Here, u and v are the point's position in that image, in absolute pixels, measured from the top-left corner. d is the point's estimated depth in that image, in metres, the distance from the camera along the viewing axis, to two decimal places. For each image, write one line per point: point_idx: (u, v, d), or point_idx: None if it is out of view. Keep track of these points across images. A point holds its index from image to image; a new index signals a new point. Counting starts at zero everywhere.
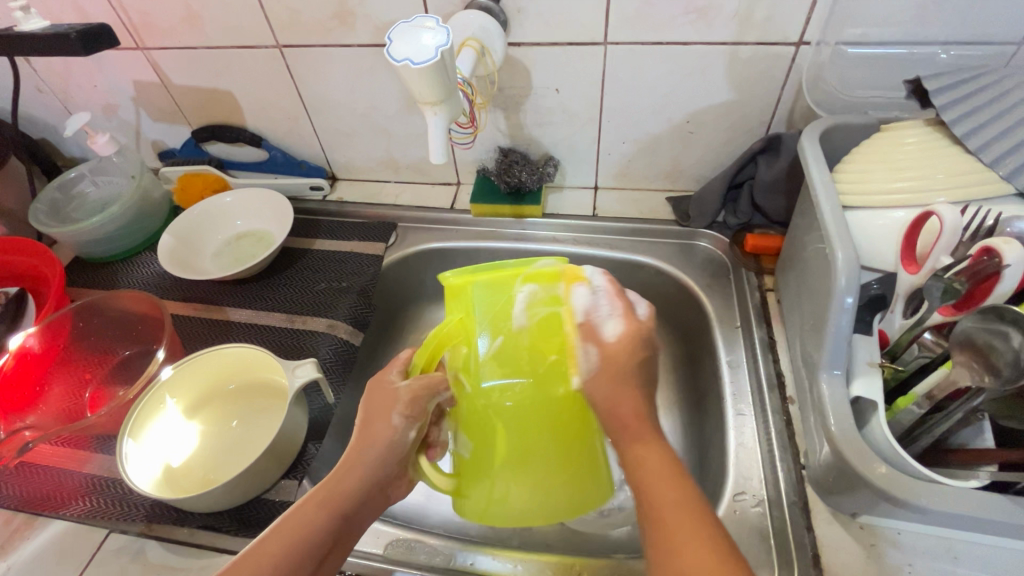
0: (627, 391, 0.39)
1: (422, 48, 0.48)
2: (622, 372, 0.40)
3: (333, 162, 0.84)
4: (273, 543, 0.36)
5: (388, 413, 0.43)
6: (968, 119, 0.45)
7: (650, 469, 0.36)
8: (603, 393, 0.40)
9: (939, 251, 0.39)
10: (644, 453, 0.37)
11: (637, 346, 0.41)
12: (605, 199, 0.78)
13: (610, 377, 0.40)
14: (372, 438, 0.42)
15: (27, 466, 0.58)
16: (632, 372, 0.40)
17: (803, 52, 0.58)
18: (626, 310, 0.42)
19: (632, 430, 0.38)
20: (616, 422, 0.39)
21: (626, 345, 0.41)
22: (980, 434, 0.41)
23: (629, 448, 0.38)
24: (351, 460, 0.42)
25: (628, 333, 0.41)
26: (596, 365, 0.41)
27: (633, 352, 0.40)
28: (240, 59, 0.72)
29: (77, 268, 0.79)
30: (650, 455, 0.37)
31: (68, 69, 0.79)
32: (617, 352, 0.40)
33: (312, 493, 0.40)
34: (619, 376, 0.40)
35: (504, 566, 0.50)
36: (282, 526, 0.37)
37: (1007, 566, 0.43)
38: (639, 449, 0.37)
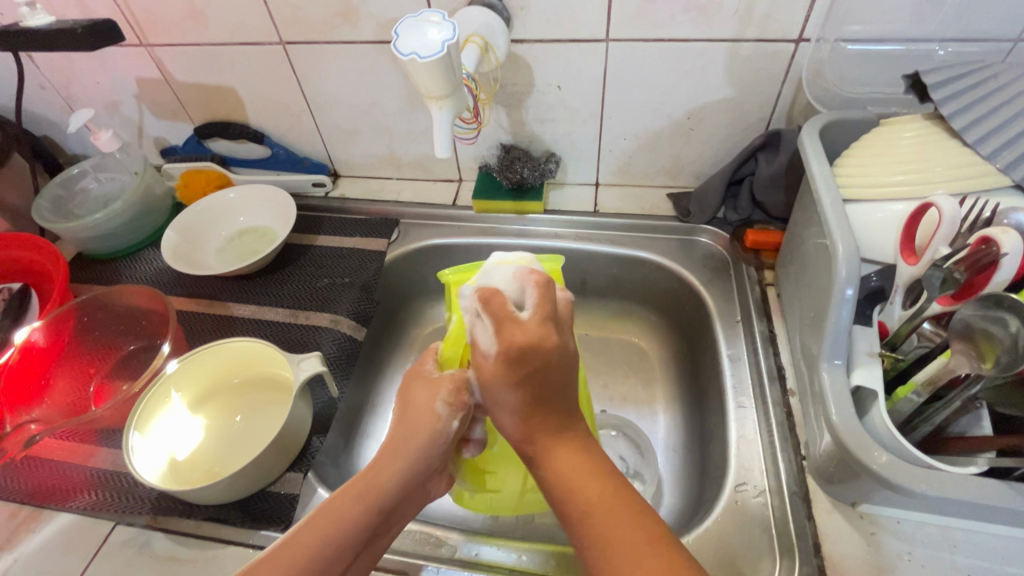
0: (526, 401, 0.37)
1: (427, 43, 0.49)
2: (531, 388, 0.37)
3: (335, 159, 0.85)
4: (313, 532, 0.36)
5: (431, 401, 0.42)
6: (966, 113, 0.46)
7: (572, 484, 0.36)
8: (504, 413, 0.38)
9: (937, 241, 0.40)
10: (566, 461, 0.36)
11: (515, 362, 0.36)
12: (606, 195, 0.78)
13: (501, 396, 0.38)
14: (413, 426, 0.42)
15: (32, 460, 0.58)
16: (526, 386, 0.37)
17: (802, 49, 0.59)
18: (506, 321, 0.37)
19: (544, 439, 0.37)
20: (527, 442, 0.38)
21: (507, 361, 0.37)
22: (978, 421, 0.41)
23: (544, 466, 0.37)
24: (392, 450, 0.41)
25: (504, 350, 0.36)
26: (485, 383, 0.38)
27: (517, 370, 0.37)
28: (243, 55, 0.72)
29: (80, 264, 0.79)
30: (566, 461, 0.37)
31: (71, 66, 0.79)
32: (497, 375, 0.37)
33: (354, 481, 0.39)
34: (521, 396, 0.37)
35: (509, 557, 0.51)
36: (323, 512, 0.37)
37: (1004, 553, 0.43)
38: (556, 462, 0.37)
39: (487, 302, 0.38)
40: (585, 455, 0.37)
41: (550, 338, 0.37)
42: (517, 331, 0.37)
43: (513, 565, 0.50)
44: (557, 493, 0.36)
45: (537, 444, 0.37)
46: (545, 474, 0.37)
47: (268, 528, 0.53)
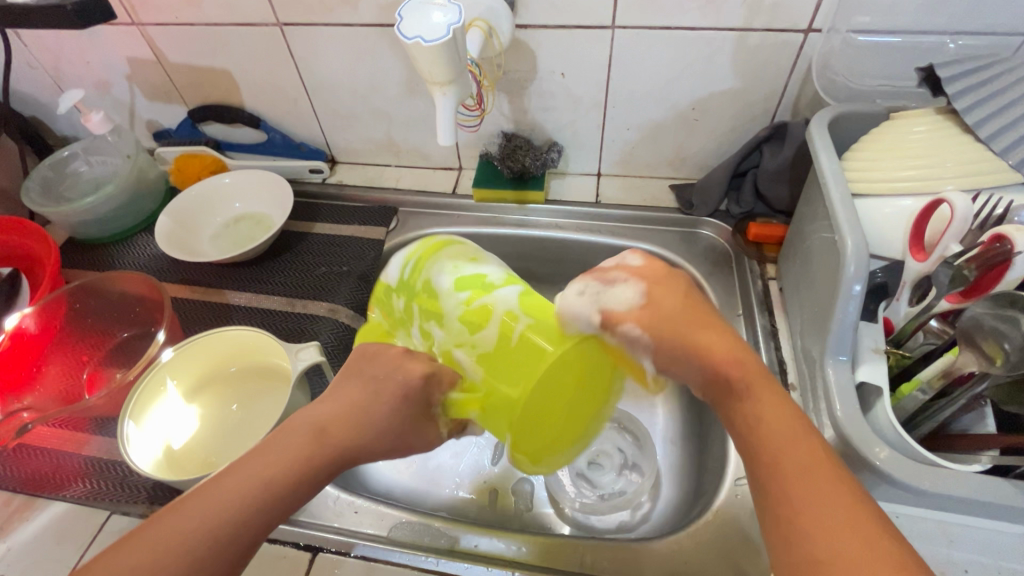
0: (695, 308, 0.41)
1: (432, 26, 0.48)
2: (667, 285, 0.42)
3: (333, 145, 0.83)
4: (242, 479, 0.34)
5: (382, 418, 0.40)
6: (979, 107, 0.46)
7: (784, 439, 0.33)
8: (673, 337, 0.40)
9: (949, 238, 0.39)
10: (765, 408, 0.35)
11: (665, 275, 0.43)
12: (607, 185, 0.77)
13: (650, 308, 0.41)
14: (358, 416, 0.39)
15: (25, 448, 0.58)
16: (690, 303, 0.42)
17: (812, 39, 0.57)
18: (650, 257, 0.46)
19: (740, 375, 0.37)
20: (736, 376, 0.37)
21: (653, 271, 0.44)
22: (982, 420, 0.41)
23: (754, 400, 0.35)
24: (335, 433, 0.38)
25: (651, 266, 0.44)
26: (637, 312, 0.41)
27: (664, 280, 0.43)
28: (238, 36, 0.70)
29: (72, 250, 0.78)
30: (772, 402, 0.35)
31: (60, 44, 0.77)
32: (654, 277, 0.43)
33: (294, 439, 0.37)
34: (689, 307, 0.41)
35: (508, 549, 0.51)
36: (257, 462, 0.35)
37: (1000, 548, 0.44)
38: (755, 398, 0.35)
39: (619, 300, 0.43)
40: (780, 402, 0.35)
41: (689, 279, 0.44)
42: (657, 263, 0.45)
43: (511, 556, 0.50)
44: (764, 436, 0.34)
45: (694, 347, 0.39)
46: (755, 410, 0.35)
47: None
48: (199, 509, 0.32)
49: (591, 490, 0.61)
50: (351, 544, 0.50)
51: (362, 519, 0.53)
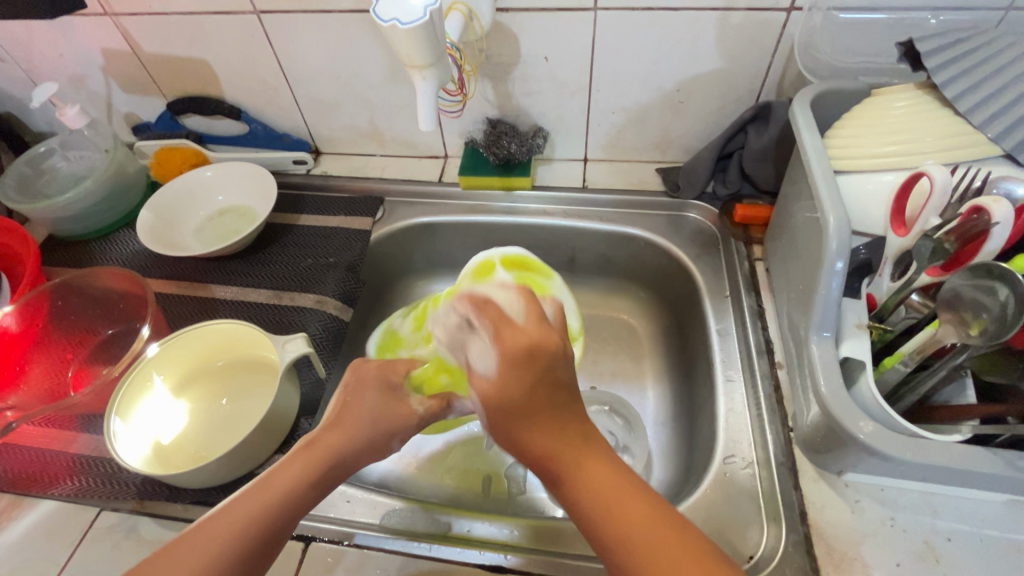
0: (541, 405, 0.33)
1: (410, 8, 0.47)
2: (516, 408, 0.33)
3: (316, 135, 0.82)
4: (251, 501, 0.35)
5: (372, 419, 0.42)
6: (962, 78, 0.46)
7: (609, 504, 0.33)
8: (512, 432, 0.34)
9: (928, 212, 0.41)
10: (598, 471, 0.34)
11: (524, 366, 0.32)
12: (595, 170, 0.77)
13: (510, 415, 0.34)
14: (351, 425, 0.41)
15: (10, 447, 0.57)
16: (542, 391, 0.33)
17: (794, 18, 0.57)
18: (500, 324, 0.33)
19: (566, 438, 0.34)
20: (549, 454, 0.34)
21: (510, 375, 0.33)
22: (962, 391, 0.42)
23: (571, 476, 0.34)
24: (329, 440, 0.40)
25: (504, 360, 0.32)
26: (494, 410, 0.34)
27: (522, 377, 0.32)
28: (215, 25, 0.69)
29: (52, 247, 0.76)
30: (596, 474, 0.34)
31: (31, 36, 0.75)
32: (506, 390, 0.33)
33: (292, 459, 0.38)
34: (533, 404, 0.33)
35: (500, 532, 0.51)
36: (261, 485, 0.36)
37: (980, 516, 0.45)
38: (583, 474, 0.33)
39: (480, 310, 0.35)
40: (614, 467, 0.34)
41: (550, 342, 0.33)
42: (513, 332, 0.33)
43: (504, 540, 0.50)
44: (579, 497, 0.33)
45: (560, 457, 0.34)
46: (573, 492, 0.34)
47: None
48: (210, 537, 0.33)
49: None
50: (351, 534, 0.51)
51: (355, 508, 0.53)
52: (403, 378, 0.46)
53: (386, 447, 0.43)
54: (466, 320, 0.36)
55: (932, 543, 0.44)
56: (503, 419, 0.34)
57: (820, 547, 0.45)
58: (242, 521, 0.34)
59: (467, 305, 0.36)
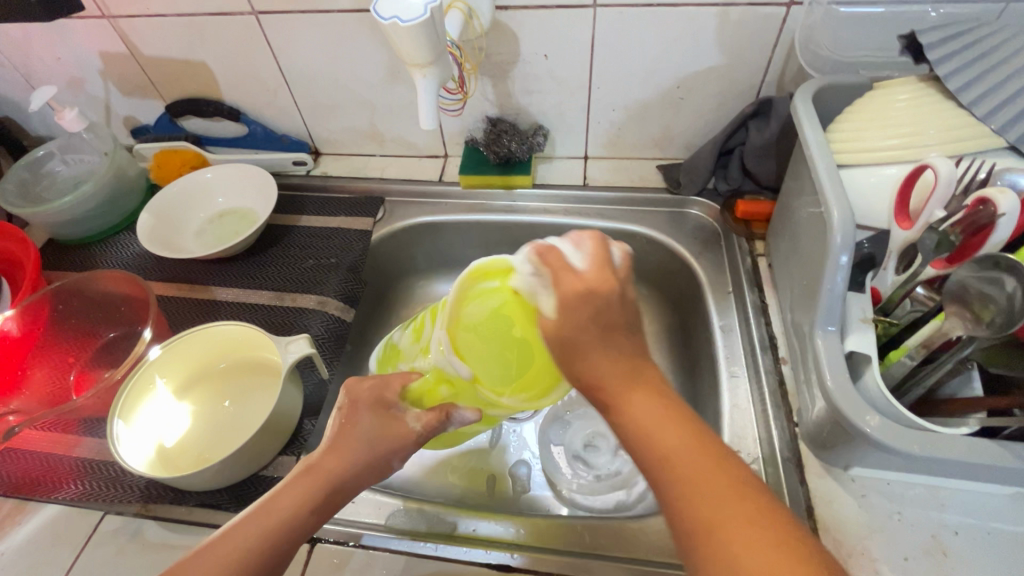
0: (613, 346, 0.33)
1: (409, 6, 0.47)
2: (575, 343, 0.34)
3: (316, 136, 0.82)
4: (253, 526, 0.35)
5: (370, 441, 0.41)
6: (962, 73, 0.46)
7: (654, 437, 0.31)
8: (579, 370, 0.34)
9: (933, 204, 0.40)
10: (647, 407, 0.32)
11: (587, 305, 0.33)
12: (595, 168, 0.77)
13: (562, 350, 0.34)
14: (349, 450, 0.40)
15: (13, 452, 0.57)
16: (599, 330, 0.33)
17: (794, 12, 0.57)
18: (561, 271, 0.35)
19: (619, 372, 0.33)
20: (603, 388, 0.33)
21: (568, 315, 0.34)
22: (969, 383, 0.42)
23: (623, 409, 0.32)
24: (327, 464, 0.39)
25: (573, 296, 0.34)
26: (550, 349, 0.35)
27: (586, 313, 0.33)
28: (213, 26, 0.69)
29: (52, 251, 0.76)
30: (644, 406, 0.32)
31: (30, 40, 0.74)
32: (562, 328, 0.34)
33: (292, 485, 0.38)
34: (592, 342, 0.33)
35: (506, 531, 0.51)
36: (264, 509, 0.36)
37: (987, 508, 0.45)
38: (631, 408, 0.32)
39: (542, 259, 0.35)
40: (664, 402, 0.32)
41: (613, 286, 0.34)
42: (572, 278, 0.34)
43: (509, 538, 0.50)
44: (637, 440, 0.32)
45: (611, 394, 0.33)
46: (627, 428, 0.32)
47: None
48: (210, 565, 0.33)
49: (587, 470, 0.63)
50: (357, 535, 0.50)
51: (360, 508, 0.53)
52: (399, 394, 0.44)
53: (386, 468, 0.42)
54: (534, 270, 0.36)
55: (940, 537, 0.44)
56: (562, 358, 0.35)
57: (828, 541, 0.45)
58: (244, 550, 0.34)
59: (530, 255, 0.36)
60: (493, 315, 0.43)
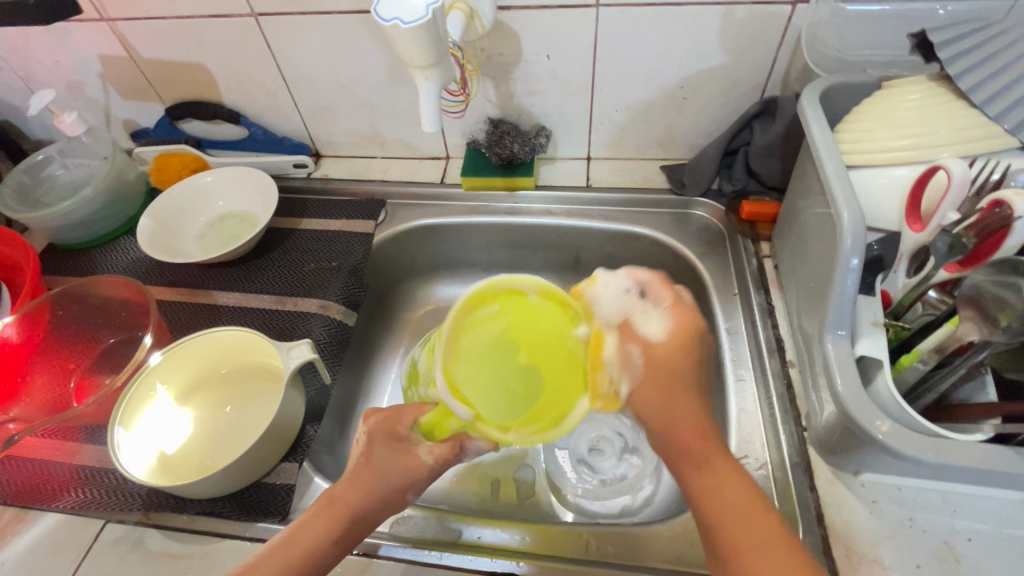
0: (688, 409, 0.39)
1: (410, 7, 0.46)
2: (673, 374, 0.39)
3: (316, 138, 0.82)
4: (274, 561, 0.36)
5: (387, 475, 0.40)
6: (972, 72, 0.45)
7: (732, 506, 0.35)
8: (648, 419, 0.39)
9: (945, 207, 0.39)
10: (728, 481, 0.36)
11: (689, 342, 0.40)
12: (598, 169, 0.76)
13: (664, 375, 0.39)
14: (366, 484, 0.40)
15: (14, 460, 0.56)
16: (694, 362, 0.40)
17: (800, 10, 0.56)
18: (673, 301, 0.41)
19: (704, 442, 0.38)
20: (694, 455, 0.38)
21: (677, 342, 0.39)
22: (982, 388, 0.41)
23: (709, 479, 0.37)
24: (346, 497, 0.39)
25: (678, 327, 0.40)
26: (647, 372, 0.39)
27: (680, 354, 0.39)
28: (212, 29, 0.68)
29: (52, 256, 0.76)
30: (730, 485, 0.36)
31: (28, 43, 0.74)
32: (672, 352, 0.39)
33: (311, 517, 0.38)
34: (680, 380, 0.39)
35: (512, 539, 0.51)
36: (286, 542, 0.37)
37: (1000, 514, 0.44)
38: (698, 483, 0.37)
39: (651, 291, 0.42)
40: (742, 481, 0.36)
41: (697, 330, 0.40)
42: (678, 310, 0.41)
43: (515, 546, 0.50)
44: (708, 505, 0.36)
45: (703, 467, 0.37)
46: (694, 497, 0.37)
47: (264, 519, 0.51)
48: None
49: (592, 475, 0.62)
50: (377, 546, 0.49)
51: None
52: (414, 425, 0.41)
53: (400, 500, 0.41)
54: (636, 289, 0.41)
55: (952, 544, 0.43)
56: (656, 390, 0.39)
57: (838, 548, 0.44)
58: None
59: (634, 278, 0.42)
60: (492, 343, 0.41)
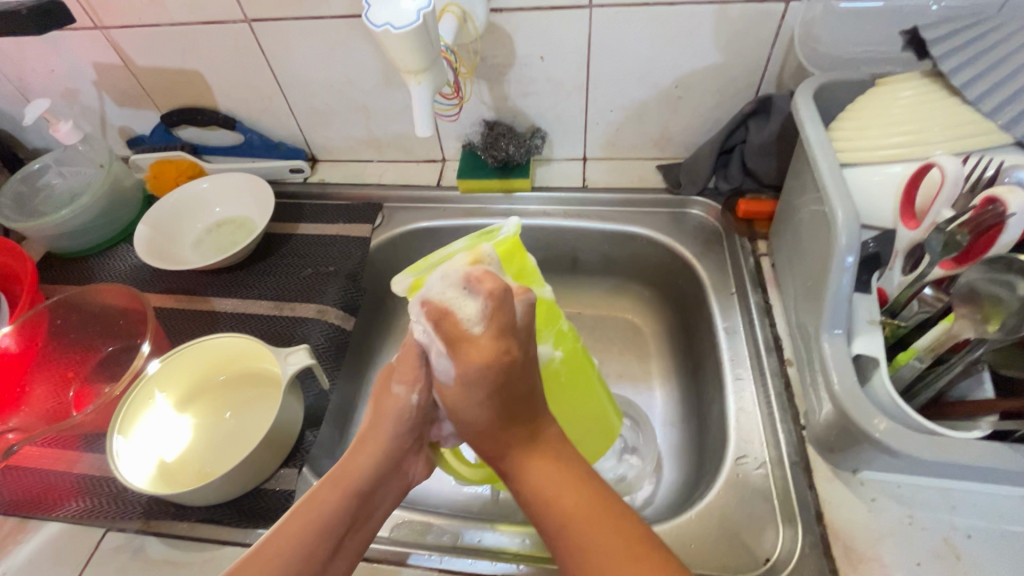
0: (509, 424, 0.36)
1: (401, 12, 0.46)
2: (492, 398, 0.35)
3: (312, 143, 0.82)
4: (302, 518, 0.35)
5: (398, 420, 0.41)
6: (965, 69, 0.45)
7: (550, 494, 0.35)
8: (464, 414, 0.37)
9: (940, 204, 0.40)
10: (541, 470, 0.36)
11: (484, 383, 0.35)
12: (594, 169, 0.76)
13: (463, 404, 0.36)
14: (377, 436, 0.41)
15: (14, 469, 0.56)
16: (494, 417, 0.36)
17: (793, 9, 0.56)
18: (464, 336, 0.34)
19: (511, 445, 0.37)
20: (498, 453, 0.37)
21: (476, 375, 0.35)
22: (979, 384, 0.41)
23: (514, 475, 0.37)
24: (360, 457, 0.40)
25: (480, 362, 0.34)
26: (451, 407, 0.38)
27: (497, 395, 0.35)
28: (206, 35, 0.68)
29: (50, 264, 0.76)
30: (540, 473, 0.36)
31: (23, 53, 0.74)
32: (476, 380, 0.35)
33: (324, 481, 0.38)
34: (486, 424, 0.36)
35: (512, 542, 0.50)
36: (309, 501, 0.36)
37: (1000, 509, 0.44)
38: (529, 474, 0.36)
39: (447, 312, 0.35)
40: (558, 464, 0.36)
41: (510, 351, 0.34)
42: (476, 346, 0.34)
43: (516, 549, 0.50)
44: (535, 504, 0.36)
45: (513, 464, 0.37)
46: (522, 486, 0.36)
47: (264, 525, 0.51)
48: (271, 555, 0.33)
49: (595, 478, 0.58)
50: (406, 554, 0.49)
51: None
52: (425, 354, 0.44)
53: (401, 401, 0.41)
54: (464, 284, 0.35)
55: (952, 540, 0.43)
56: (467, 426, 0.38)
57: (838, 547, 0.44)
58: (286, 557, 0.33)
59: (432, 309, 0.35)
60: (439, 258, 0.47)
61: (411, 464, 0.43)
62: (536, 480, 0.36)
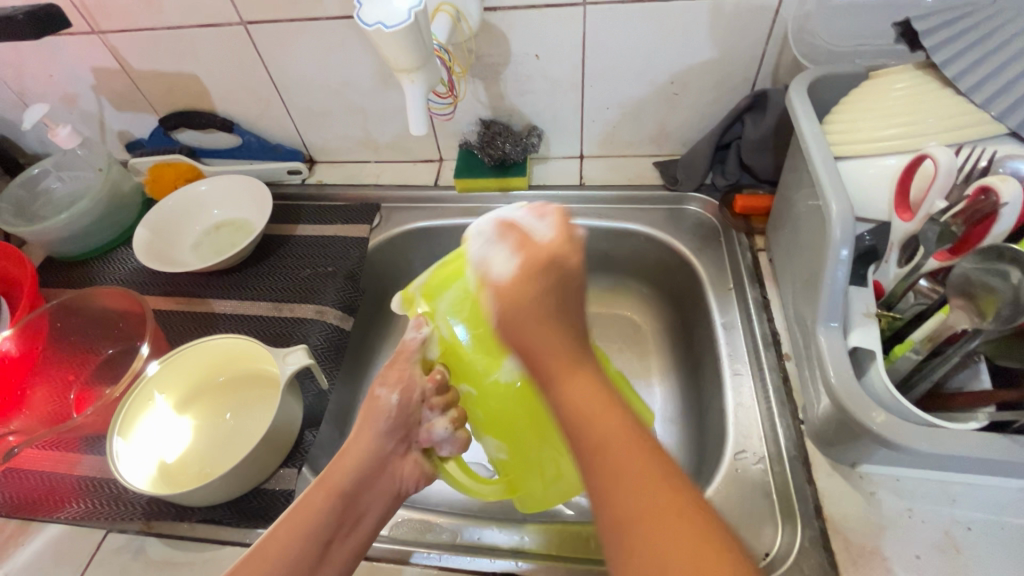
0: (547, 317, 0.31)
1: (393, 11, 0.47)
2: (531, 310, 0.31)
3: (310, 144, 0.82)
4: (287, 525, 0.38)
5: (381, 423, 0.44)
6: (958, 59, 0.45)
7: (591, 411, 0.29)
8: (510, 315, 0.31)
9: (933, 195, 0.40)
10: (584, 388, 0.29)
11: (540, 277, 0.31)
12: (591, 167, 0.76)
13: (508, 303, 0.32)
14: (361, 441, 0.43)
15: (15, 472, 0.57)
16: (540, 306, 0.31)
17: (787, 3, 0.56)
18: (523, 239, 0.33)
19: (552, 351, 0.30)
20: (538, 361, 0.30)
21: (525, 281, 0.31)
22: (977, 376, 0.41)
23: (557, 385, 0.30)
24: (342, 463, 0.42)
25: (525, 266, 0.32)
26: (499, 314, 0.32)
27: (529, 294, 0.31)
28: (202, 38, 0.69)
29: (50, 268, 0.76)
30: (582, 388, 0.29)
31: (22, 58, 0.75)
32: (517, 294, 0.31)
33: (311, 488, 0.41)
34: (534, 309, 0.31)
35: (510, 539, 0.51)
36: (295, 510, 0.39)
37: (1000, 501, 0.44)
38: (567, 385, 0.29)
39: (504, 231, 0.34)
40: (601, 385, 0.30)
41: (565, 261, 0.32)
42: (536, 244, 0.33)
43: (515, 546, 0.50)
44: (574, 423, 0.29)
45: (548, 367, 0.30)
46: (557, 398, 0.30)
47: (264, 525, 0.52)
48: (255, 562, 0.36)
49: None
50: (409, 553, 0.49)
51: None
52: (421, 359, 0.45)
53: (384, 403, 0.44)
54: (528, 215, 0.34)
55: (952, 533, 0.43)
56: (507, 323, 0.32)
57: (837, 541, 0.44)
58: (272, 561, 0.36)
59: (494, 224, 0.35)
60: None
61: (400, 465, 0.45)
62: (576, 395, 0.29)
